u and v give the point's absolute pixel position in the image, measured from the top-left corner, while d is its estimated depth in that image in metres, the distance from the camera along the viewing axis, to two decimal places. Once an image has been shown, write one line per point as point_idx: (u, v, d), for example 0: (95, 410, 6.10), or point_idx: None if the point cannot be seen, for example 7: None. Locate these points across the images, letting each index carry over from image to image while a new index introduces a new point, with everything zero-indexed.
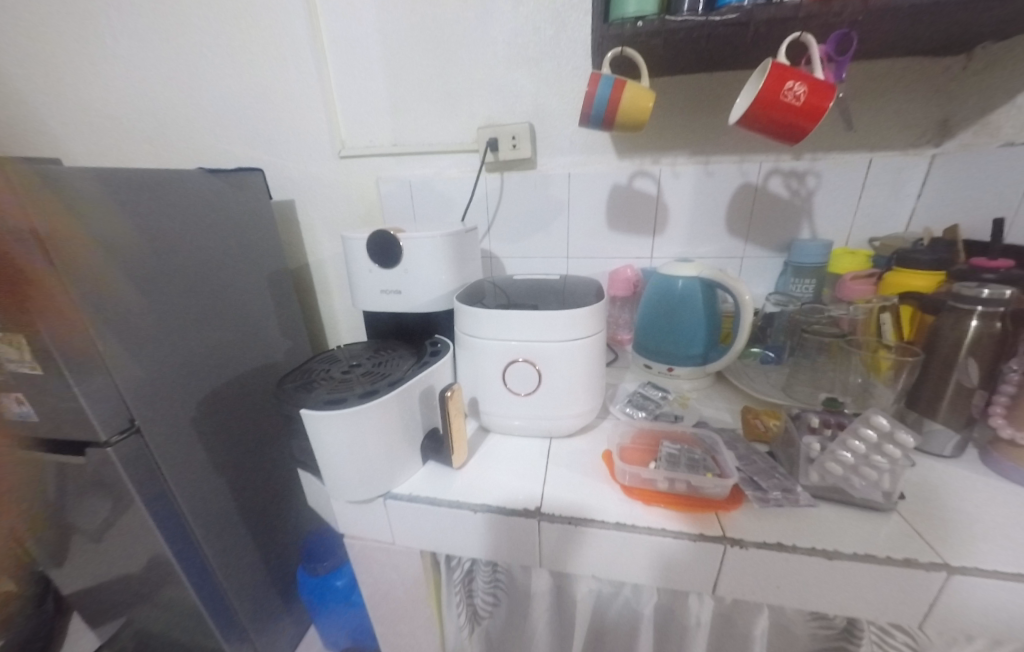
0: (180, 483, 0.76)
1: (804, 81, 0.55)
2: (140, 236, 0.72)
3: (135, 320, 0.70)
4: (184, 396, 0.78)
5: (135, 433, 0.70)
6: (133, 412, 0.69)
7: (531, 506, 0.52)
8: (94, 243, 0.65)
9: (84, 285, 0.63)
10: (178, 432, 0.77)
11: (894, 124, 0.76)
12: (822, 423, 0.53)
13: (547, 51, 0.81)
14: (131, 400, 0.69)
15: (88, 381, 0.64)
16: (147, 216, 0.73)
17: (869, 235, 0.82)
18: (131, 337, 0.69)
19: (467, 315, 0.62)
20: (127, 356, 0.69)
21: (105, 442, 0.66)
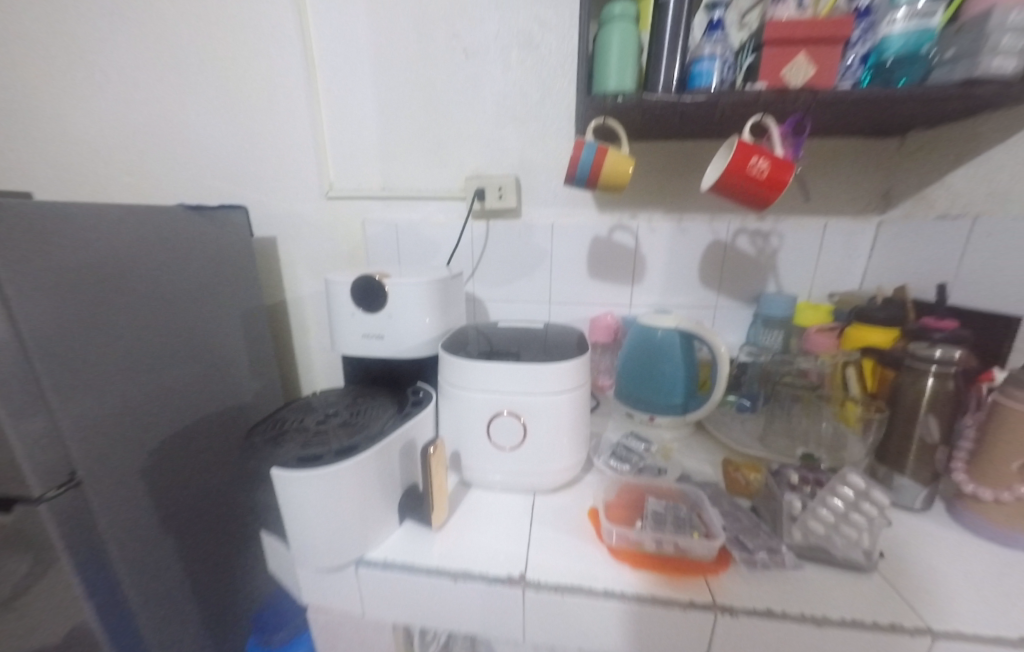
0: (121, 546, 0.69)
1: (767, 157, 0.60)
2: (107, 274, 0.68)
3: (90, 362, 0.65)
4: (136, 445, 0.72)
5: (75, 486, 0.64)
6: (77, 462, 0.63)
7: (515, 573, 0.49)
8: (53, 279, 0.61)
9: (38, 323, 0.59)
10: (126, 486, 0.70)
11: (845, 194, 0.83)
12: (801, 479, 0.53)
13: (533, 112, 0.86)
14: (76, 450, 0.63)
15: (28, 424, 0.58)
16: (118, 253, 0.70)
17: (829, 291, 0.88)
18: (81, 380, 0.64)
19: (451, 366, 0.62)
20: (77, 402, 0.64)
21: (39, 497, 0.59)
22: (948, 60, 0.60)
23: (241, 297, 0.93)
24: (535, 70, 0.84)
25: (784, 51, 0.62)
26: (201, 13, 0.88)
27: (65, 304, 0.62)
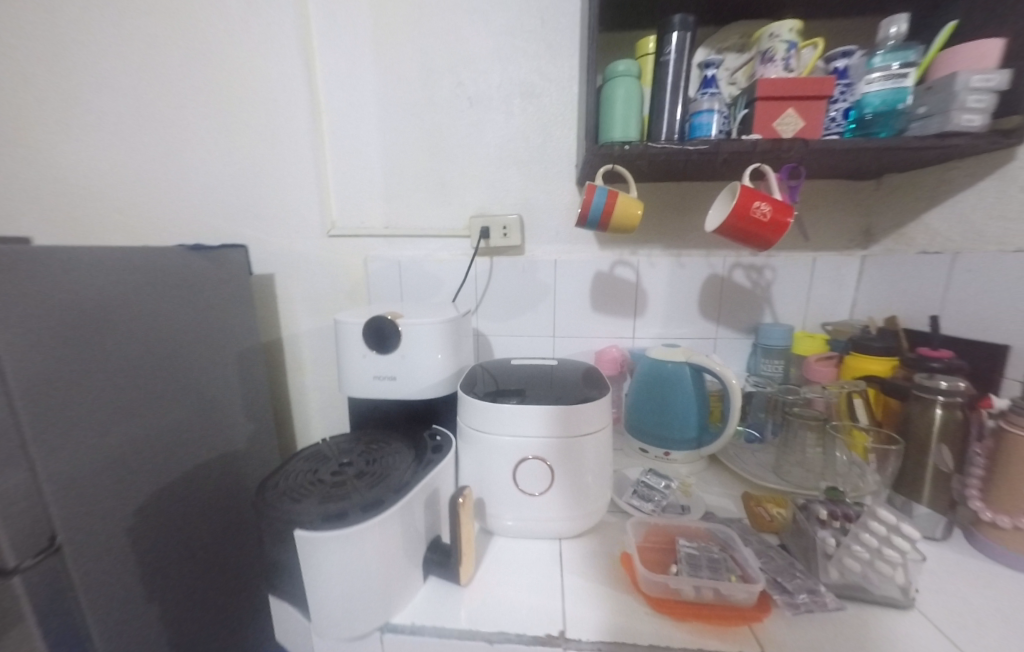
0: (104, 619, 0.63)
1: (768, 201, 0.63)
2: (98, 325, 0.65)
3: (75, 416, 0.61)
4: (122, 504, 0.67)
5: (56, 553, 0.58)
6: (56, 527, 0.58)
7: (554, 631, 0.48)
8: (42, 332, 0.57)
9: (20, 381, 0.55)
10: (111, 550, 0.64)
11: (831, 230, 0.88)
12: (829, 514, 0.54)
13: (535, 155, 0.88)
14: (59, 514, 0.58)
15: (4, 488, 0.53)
16: (113, 301, 0.67)
17: (821, 320, 0.91)
18: (64, 437, 0.59)
19: (474, 412, 0.60)
20: (61, 461, 0.59)
21: (15, 567, 0.54)
22: (920, 116, 0.64)
23: (238, 339, 0.90)
24: (537, 115, 0.86)
25: (774, 107, 0.66)
26: (202, 58, 0.88)
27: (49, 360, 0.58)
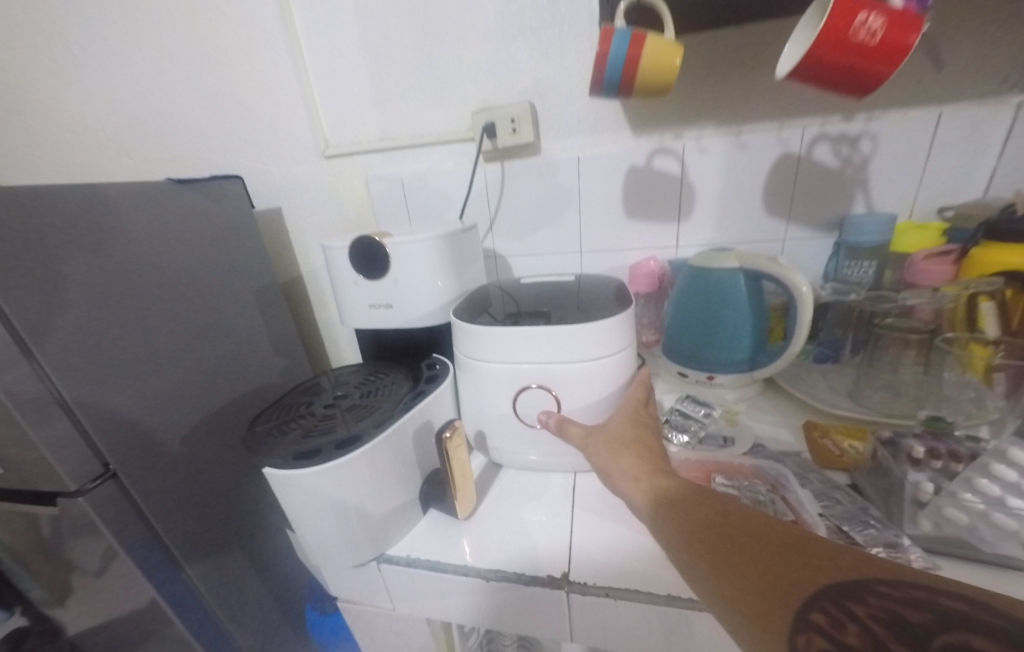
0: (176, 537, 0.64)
1: (881, 11, 0.43)
2: (105, 245, 0.59)
3: (116, 345, 0.59)
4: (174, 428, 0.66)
5: (112, 478, 0.57)
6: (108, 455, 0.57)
7: (557, 574, 0.44)
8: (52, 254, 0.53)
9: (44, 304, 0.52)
10: (172, 475, 0.65)
11: (972, 69, 0.62)
12: (928, 452, 0.41)
13: (545, 19, 0.70)
14: (105, 444, 0.57)
15: (49, 422, 0.52)
16: (116, 224, 0.61)
17: (939, 204, 0.68)
18: (103, 368, 0.57)
19: (469, 342, 0.52)
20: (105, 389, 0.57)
21: (76, 490, 0.54)
22: None
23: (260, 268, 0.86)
24: None
25: None
26: None
27: (90, 286, 0.57)
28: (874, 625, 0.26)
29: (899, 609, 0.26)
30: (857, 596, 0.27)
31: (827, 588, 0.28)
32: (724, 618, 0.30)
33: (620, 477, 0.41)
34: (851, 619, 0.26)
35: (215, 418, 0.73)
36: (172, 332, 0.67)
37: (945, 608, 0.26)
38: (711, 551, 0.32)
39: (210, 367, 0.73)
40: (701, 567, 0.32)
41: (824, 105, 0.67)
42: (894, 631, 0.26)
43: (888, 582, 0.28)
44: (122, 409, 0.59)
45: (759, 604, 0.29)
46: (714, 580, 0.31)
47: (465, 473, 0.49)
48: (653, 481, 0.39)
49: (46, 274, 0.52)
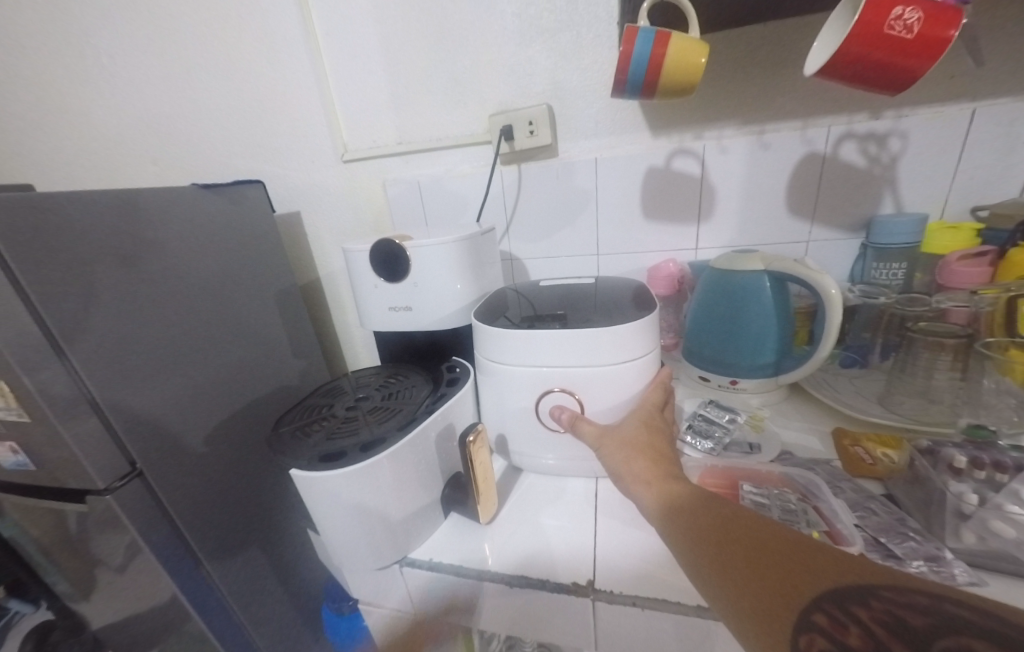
0: (200, 537, 0.65)
1: (918, 5, 0.42)
2: (136, 250, 0.61)
3: (144, 348, 0.60)
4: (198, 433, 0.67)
5: (138, 477, 0.58)
6: (135, 454, 0.58)
7: (583, 581, 0.43)
8: (93, 262, 0.55)
9: (81, 310, 0.53)
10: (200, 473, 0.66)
11: (1007, 64, 0.60)
12: (971, 463, 0.39)
13: (563, 20, 0.70)
14: (135, 444, 0.58)
15: (79, 424, 0.53)
16: (149, 232, 0.63)
17: (973, 203, 0.66)
18: (136, 370, 0.59)
19: (490, 345, 0.52)
20: (135, 390, 0.58)
21: (104, 490, 0.55)
22: None
23: (281, 271, 0.87)
24: None
25: None
26: None
27: (120, 289, 0.58)
28: (875, 628, 0.26)
29: (903, 614, 0.26)
30: (858, 600, 0.27)
31: (830, 591, 0.28)
32: (729, 618, 0.31)
33: (633, 482, 0.41)
34: (852, 622, 0.26)
35: (237, 420, 0.73)
36: (196, 334, 0.68)
37: (949, 613, 0.25)
38: (718, 556, 0.33)
39: (232, 369, 0.74)
40: (708, 571, 0.33)
41: (851, 103, 0.66)
42: (896, 635, 0.25)
43: (892, 588, 0.27)
44: (149, 411, 0.60)
45: (764, 606, 0.30)
46: (721, 585, 0.32)
47: (485, 477, 0.49)
48: (665, 486, 0.39)
49: (79, 278, 0.54)
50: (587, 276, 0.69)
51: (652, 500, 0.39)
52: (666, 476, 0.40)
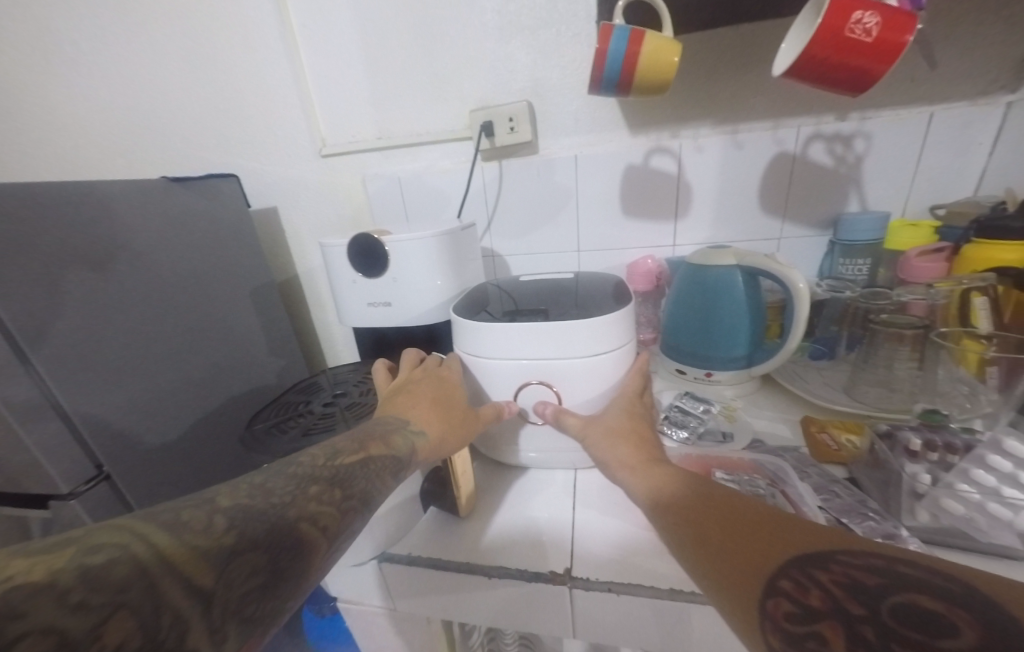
0: None
1: (876, 11, 0.43)
2: (103, 244, 0.59)
3: (112, 346, 0.58)
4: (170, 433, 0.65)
5: (106, 479, 0.57)
6: (101, 455, 0.56)
7: (560, 569, 0.43)
8: (57, 256, 0.53)
9: (44, 306, 0.51)
10: (172, 475, 0.64)
11: (961, 70, 0.63)
12: (925, 445, 0.42)
13: (542, 18, 0.70)
14: (103, 445, 0.56)
15: (42, 425, 0.51)
16: (117, 226, 0.61)
17: (932, 202, 0.69)
18: (106, 369, 0.57)
19: (470, 341, 0.52)
20: (104, 389, 0.57)
21: (68, 495, 0.53)
22: None
23: (258, 267, 0.85)
24: None
25: None
26: None
27: (86, 285, 0.56)
28: (835, 589, 0.28)
29: (859, 575, 0.28)
30: (820, 564, 0.29)
31: (796, 558, 0.30)
32: (706, 590, 0.32)
33: (617, 467, 0.43)
34: (815, 585, 0.28)
35: (211, 419, 0.72)
36: (168, 330, 0.66)
37: (901, 573, 0.28)
38: (694, 531, 0.34)
39: (207, 366, 0.72)
40: (685, 546, 0.34)
41: (819, 105, 0.68)
42: (854, 594, 0.27)
43: (852, 552, 0.29)
44: (120, 409, 0.58)
45: (733, 574, 0.31)
46: (696, 555, 0.33)
47: (470, 435, 0.49)
48: (649, 471, 0.41)
49: (41, 273, 0.52)
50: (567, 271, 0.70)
51: (638, 486, 0.41)
52: (652, 464, 0.42)
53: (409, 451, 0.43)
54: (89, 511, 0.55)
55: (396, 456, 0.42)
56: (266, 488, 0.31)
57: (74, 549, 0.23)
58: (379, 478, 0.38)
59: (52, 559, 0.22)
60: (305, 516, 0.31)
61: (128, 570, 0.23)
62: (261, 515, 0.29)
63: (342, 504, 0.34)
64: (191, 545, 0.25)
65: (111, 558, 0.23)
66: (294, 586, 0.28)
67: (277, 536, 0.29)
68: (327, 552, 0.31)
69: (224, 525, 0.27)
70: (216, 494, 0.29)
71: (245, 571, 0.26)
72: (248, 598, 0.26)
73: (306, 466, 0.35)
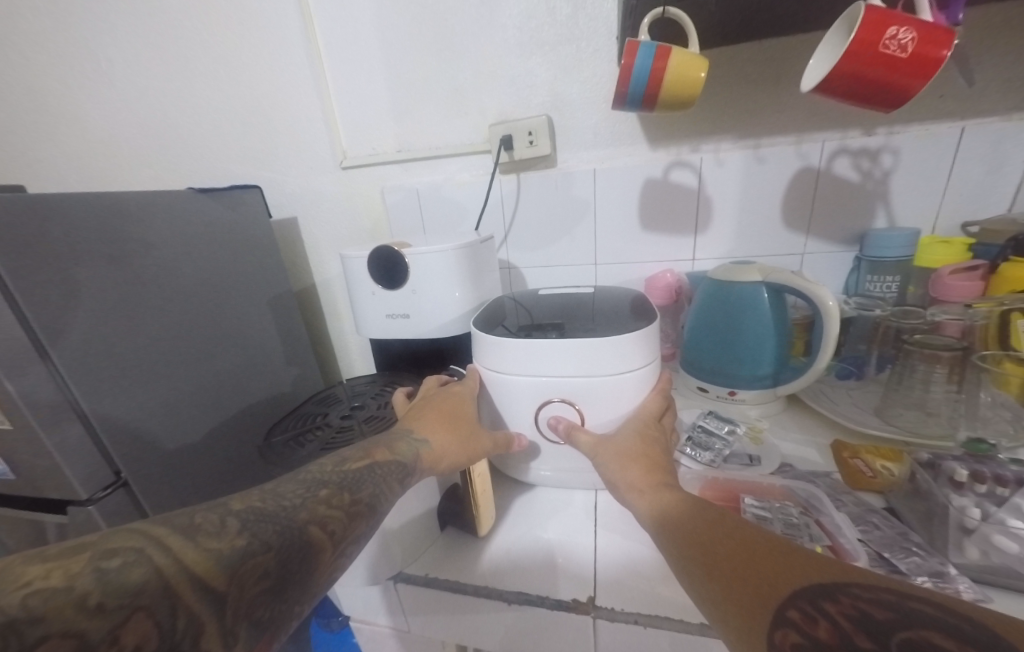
0: None
1: (912, 26, 0.42)
2: (127, 253, 0.59)
3: (132, 355, 0.58)
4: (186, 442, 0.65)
5: (124, 487, 0.57)
6: (118, 463, 0.56)
7: (582, 597, 0.42)
8: (84, 265, 0.54)
9: (69, 315, 0.52)
10: (187, 484, 0.64)
11: (995, 86, 0.61)
12: (972, 476, 0.40)
13: (563, 34, 0.71)
14: (120, 454, 0.56)
15: (63, 432, 0.51)
16: (142, 235, 0.62)
17: (964, 219, 0.67)
18: (126, 378, 0.57)
19: (490, 356, 0.51)
20: (124, 399, 0.57)
21: (87, 500, 0.53)
22: None
23: (277, 276, 0.86)
24: None
25: None
26: None
27: (110, 294, 0.56)
28: (843, 622, 0.26)
29: (870, 609, 0.26)
30: (826, 595, 0.27)
31: (806, 588, 0.28)
32: (714, 619, 0.30)
33: (627, 490, 0.42)
34: (822, 617, 0.26)
35: (227, 429, 0.72)
36: (188, 338, 0.67)
37: (913, 609, 0.25)
38: (702, 557, 0.33)
39: (225, 375, 0.72)
40: (692, 572, 0.33)
41: (844, 119, 0.67)
42: (863, 629, 0.25)
43: (862, 586, 0.27)
44: (139, 417, 0.58)
45: (739, 603, 0.29)
46: (705, 582, 0.32)
47: (483, 452, 0.48)
48: (659, 495, 0.40)
49: (70, 282, 0.52)
50: (585, 285, 0.69)
51: (648, 508, 0.40)
52: (662, 486, 0.41)
53: (414, 457, 0.43)
54: (105, 518, 0.55)
55: (401, 461, 0.41)
56: (277, 494, 0.33)
57: (92, 554, 0.24)
58: (386, 483, 0.38)
59: (71, 563, 0.23)
60: (315, 520, 0.32)
61: (144, 574, 0.24)
62: (271, 519, 0.30)
63: (351, 508, 0.35)
64: (204, 548, 0.27)
65: (129, 564, 0.24)
66: (301, 590, 0.30)
67: (287, 540, 0.30)
68: (334, 556, 0.32)
69: (236, 528, 0.29)
70: (230, 499, 0.31)
71: (257, 575, 0.28)
72: (257, 601, 0.27)
73: (317, 472, 0.36)
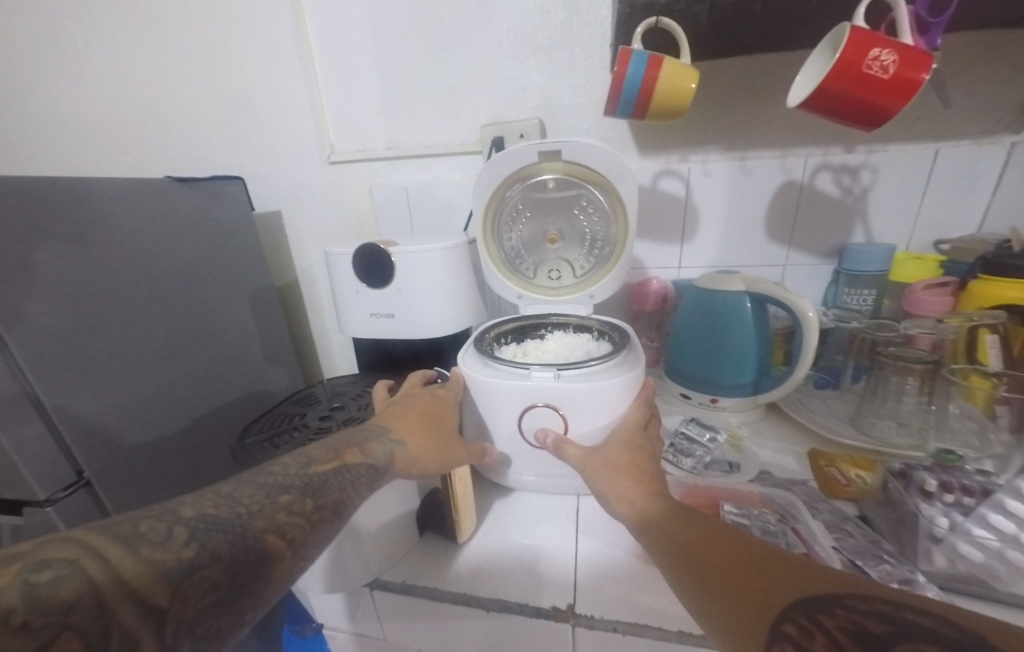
0: None
1: (893, 48, 0.44)
2: (99, 241, 0.57)
3: (103, 351, 0.56)
4: None
5: (86, 486, 0.53)
6: (81, 462, 0.53)
7: (562, 604, 0.41)
8: (49, 254, 0.51)
9: (31, 306, 0.49)
10: (153, 485, 0.61)
11: (967, 109, 0.64)
12: (940, 486, 0.42)
13: (558, 39, 0.71)
14: (82, 453, 0.53)
15: (17, 429, 0.48)
16: (114, 223, 0.59)
17: (936, 237, 0.70)
18: (96, 373, 0.55)
19: (509, 155, 0.57)
20: (91, 395, 0.54)
21: (43, 500, 0.50)
22: None
23: (260, 271, 0.83)
24: None
25: None
26: None
27: (76, 286, 0.53)
28: (840, 636, 0.26)
29: (865, 620, 0.26)
30: (822, 608, 0.27)
31: (798, 602, 0.28)
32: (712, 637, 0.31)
33: (617, 502, 0.42)
34: (815, 632, 0.27)
35: (200, 427, 0.69)
36: (163, 332, 0.64)
37: (908, 620, 0.26)
38: (695, 569, 0.33)
39: (200, 371, 0.70)
40: (687, 586, 0.33)
41: (827, 136, 0.69)
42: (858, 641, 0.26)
43: (857, 596, 0.27)
44: (104, 417, 0.55)
45: (733, 625, 0.30)
46: (699, 598, 0.32)
47: (461, 460, 0.47)
48: (649, 506, 0.40)
49: (37, 269, 0.50)
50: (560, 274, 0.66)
51: (639, 521, 0.39)
52: (653, 497, 0.41)
53: (387, 459, 0.42)
54: (62, 519, 0.52)
55: (372, 465, 0.41)
56: (232, 499, 0.32)
57: (23, 565, 0.24)
58: (353, 488, 0.38)
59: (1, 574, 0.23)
60: (272, 528, 0.31)
61: (77, 589, 0.24)
62: (225, 528, 0.30)
63: (313, 514, 0.34)
64: (148, 560, 0.26)
65: (61, 577, 0.24)
66: (254, 599, 0.29)
67: (239, 549, 0.29)
68: (293, 563, 0.32)
69: (184, 537, 0.28)
70: (181, 504, 0.30)
71: (203, 587, 0.27)
72: (202, 614, 0.27)
73: (278, 476, 0.35)
